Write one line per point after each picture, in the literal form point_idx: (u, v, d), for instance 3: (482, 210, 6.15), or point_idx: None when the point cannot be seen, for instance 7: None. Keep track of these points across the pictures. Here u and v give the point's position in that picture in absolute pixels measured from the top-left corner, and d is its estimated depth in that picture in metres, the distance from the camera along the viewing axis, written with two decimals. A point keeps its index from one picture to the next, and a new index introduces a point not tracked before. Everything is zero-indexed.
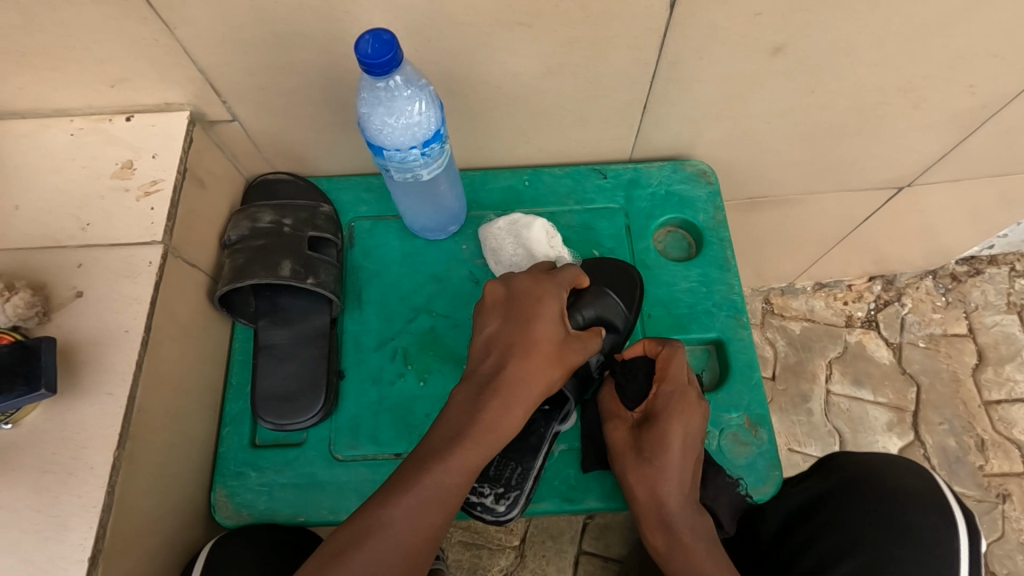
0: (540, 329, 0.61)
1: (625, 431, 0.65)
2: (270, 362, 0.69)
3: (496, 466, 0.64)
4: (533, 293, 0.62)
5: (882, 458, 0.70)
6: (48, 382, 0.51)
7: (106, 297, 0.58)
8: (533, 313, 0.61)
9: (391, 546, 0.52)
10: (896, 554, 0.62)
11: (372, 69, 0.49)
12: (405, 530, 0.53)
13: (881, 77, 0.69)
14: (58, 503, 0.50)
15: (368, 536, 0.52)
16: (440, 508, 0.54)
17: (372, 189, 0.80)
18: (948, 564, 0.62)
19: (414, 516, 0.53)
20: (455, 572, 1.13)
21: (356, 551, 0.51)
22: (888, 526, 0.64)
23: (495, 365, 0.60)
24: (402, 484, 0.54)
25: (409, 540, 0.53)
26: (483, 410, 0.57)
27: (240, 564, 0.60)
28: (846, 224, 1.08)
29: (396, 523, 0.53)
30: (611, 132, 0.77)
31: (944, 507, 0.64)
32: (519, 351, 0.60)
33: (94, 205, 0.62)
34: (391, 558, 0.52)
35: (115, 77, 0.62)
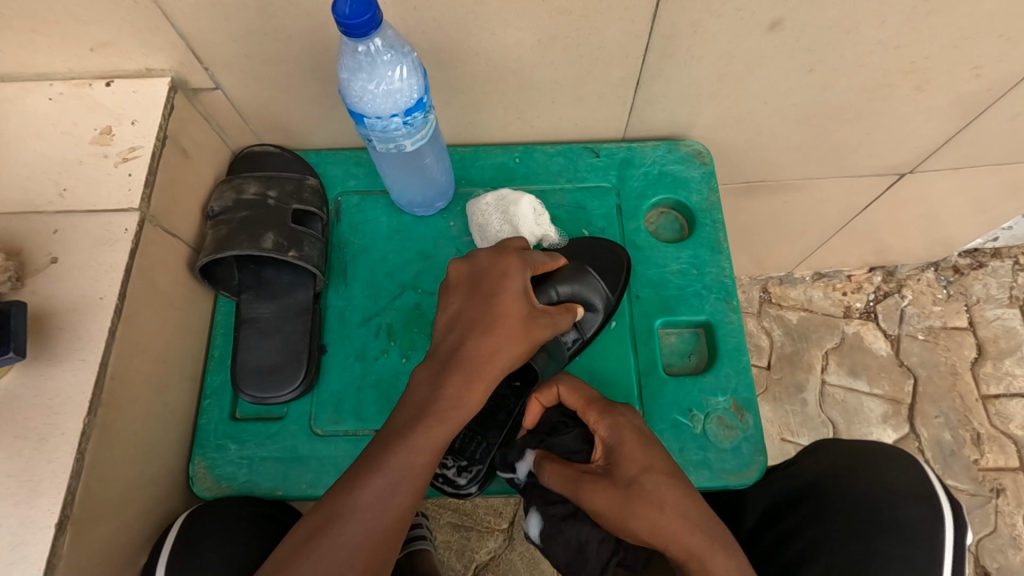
0: (503, 303, 0.59)
1: (604, 486, 0.53)
2: (253, 336, 0.68)
3: (459, 439, 0.64)
4: (498, 268, 0.61)
5: (867, 446, 0.69)
6: (19, 346, 0.49)
7: (81, 265, 0.57)
8: (499, 288, 0.60)
9: (365, 530, 0.50)
10: (881, 547, 0.61)
11: (350, 31, 0.47)
12: (376, 510, 0.51)
13: (884, 56, 0.67)
14: (29, 469, 0.50)
15: (340, 522, 0.50)
16: (412, 487, 0.53)
17: (361, 164, 0.78)
18: (935, 557, 0.60)
19: (385, 497, 0.51)
20: (443, 553, 1.14)
21: (327, 534, 0.50)
22: (872, 518, 0.62)
23: (458, 340, 0.59)
24: (370, 465, 0.53)
25: (383, 522, 0.51)
26: (449, 385, 0.56)
27: (228, 530, 0.61)
28: (846, 211, 1.06)
29: (366, 505, 0.51)
30: (605, 109, 0.75)
31: (931, 498, 0.63)
32: (487, 326, 0.58)
33: (72, 171, 0.61)
34: (365, 539, 0.50)
35: (96, 40, 0.61)
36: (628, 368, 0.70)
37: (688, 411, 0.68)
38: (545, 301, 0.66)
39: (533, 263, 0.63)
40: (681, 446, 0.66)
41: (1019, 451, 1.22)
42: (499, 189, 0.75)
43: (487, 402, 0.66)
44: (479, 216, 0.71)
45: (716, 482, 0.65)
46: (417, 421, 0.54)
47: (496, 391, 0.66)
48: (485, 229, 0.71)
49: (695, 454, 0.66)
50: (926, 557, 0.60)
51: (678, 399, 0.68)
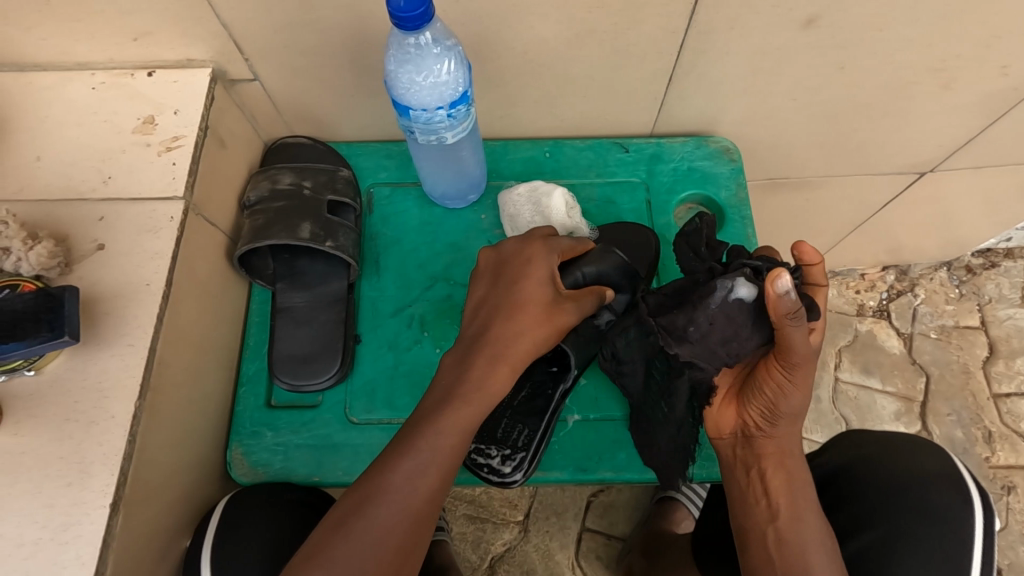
0: (527, 289, 0.59)
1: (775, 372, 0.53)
2: (288, 324, 0.69)
3: (501, 424, 0.67)
4: (522, 256, 0.61)
5: (893, 435, 0.70)
6: (72, 331, 0.50)
7: (127, 251, 0.58)
8: (523, 274, 0.60)
9: (397, 511, 0.51)
10: (909, 529, 0.62)
11: (403, 23, 0.48)
12: (405, 493, 0.52)
13: (914, 55, 0.68)
14: (80, 450, 0.51)
15: (373, 503, 0.51)
16: (441, 469, 0.53)
17: (392, 157, 0.79)
18: (964, 539, 0.61)
19: (414, 479, 0.52)
20: (459, 544, 1.15)
21: (360, 516, 0.51)
22: (901, 502, 0.63)
23: (482, 324, 0.60)
24: (399, 448, 0.53)
25: (413, 503, 0.52)
26: (472, 368, 0.57)
27: (270, 512, 0.61)
28: (864, 210, 1.07)
29: (397, 488, 0.52)
30: (635, 105, 0.76)
31: (959, 483, 0.64)
32: (513, 312, 0.58)
33: (116, 160, 0.62)
34: (398, 520, 0.51)
35: (139, 30, 0.62)
36: None
37: None
38: (572, 285, 0.64)
39: (557, 248, 0.62)
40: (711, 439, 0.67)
41: None
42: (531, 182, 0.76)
43: (526, 390, 0.68)
44: (512, 207, 0.72)
45: None
46: (451, 404, 0.55)
47: (534, 378, 0.68)
48: (517, 220, 0.72)
49: None
50: (956, 541, 0.61)
51: None
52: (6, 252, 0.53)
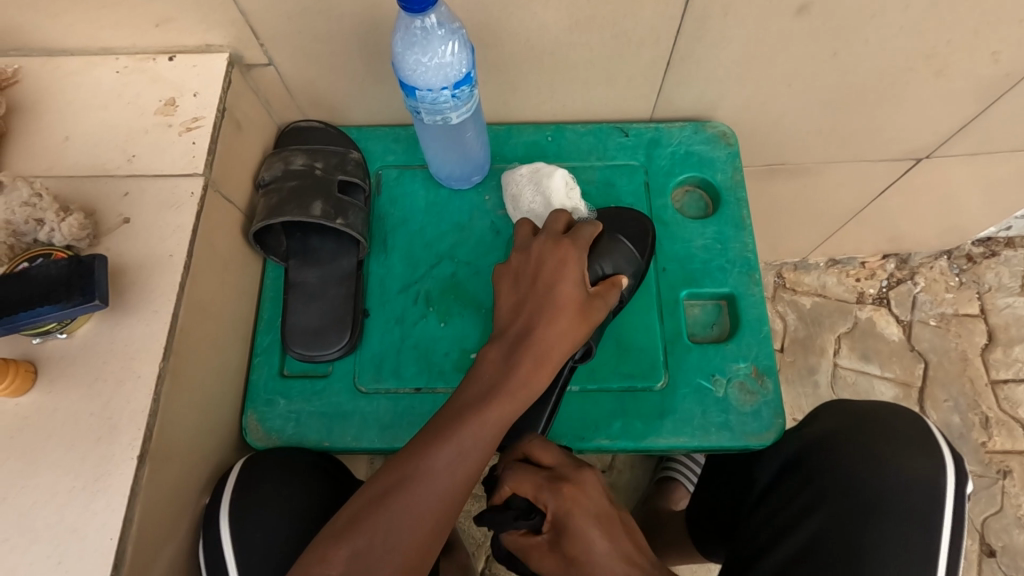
0: (564, 292, 0.62)
1: (550, 558, 0.56)
2: (300, 298, 0.73)
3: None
4: (556, 256, 0.64)
5: (872, 408, 0.73)
6: (102, 294, 0.54)
7: (151, 225, 0.61)
8: (558, 276, 0.63)
9: (437, 493, 0.54)
10: (884, 492, 0.65)
11: (411, 6, 0.51)
12: (447, 477, 0.55)
13: (905, 41, 0.70)
14: (109, 407, 0.55)
15: (415, 482, 0.54)
16: (479, 454, 0.56)
17: (400, 140, 0.82)
18: (936, 503, 0.64)
19: (455, 465, 0.55)
20: (463, 521, 1.18)
21: (403, 496, 0.54)
22: (879, 470, 0.66)
23: (523, 321, 0.62)
24: (439, 435, 0.56)
25: (454, 483, 0.55)
26: (518, 367, 0.59)
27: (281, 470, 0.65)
28: (861, 198, 1.09)
29: (436, 470, 0.55)
30: (635, 90, 0.79)
31: (933, 448, 0.66)
32: (553, 311, 0.61)
33: (139, 139, 0.65)
34: (439, 500, 0.54)
35: (161, 16, 0.65)
36: (655, 336, 0.73)
37: (711, 377, 0.71)
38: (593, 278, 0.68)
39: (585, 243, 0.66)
40: (703, 410, 0.70)
41: None
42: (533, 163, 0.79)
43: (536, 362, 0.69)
44: (513, 188, 0.76)
45: (737, 443, 0.68)
46: (494, 399, 0.58)
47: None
48: (515, 201, 0.75)
49: (717, 417, 0.69)
50: (928, 505, 0.64)
51: (702, 365, 0.72)
52: (39, 224, 0.57)
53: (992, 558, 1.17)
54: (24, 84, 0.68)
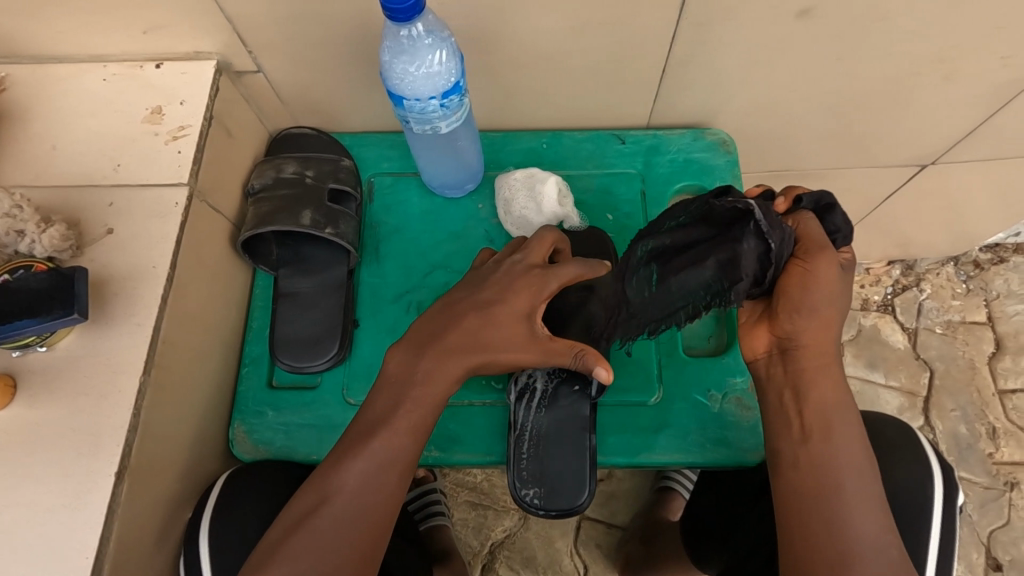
0: (507, 312, 0.59)
1: (794, 286, 0.55)
2: (289, 308, 0.72)
3: (527, 463, 0.65)
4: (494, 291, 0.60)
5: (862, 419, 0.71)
6: (81, 308, 0.53)
7: (135, 235, 0.60)
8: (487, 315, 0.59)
9: (356, 508, 0.54)
10: None
11: (395, 15, 0.50)
12: (365, 490, 0.54)
13: (910, 45, 0.68)
14: (89, 422, 0.54)
15: (327, 503, 0.53)
16: (398, 472, 0.55)
17: (395, 147, 0.81)
18: (924, 512, 0.63)
19: (372, 478, 0.54)
20: (461, 530, 1.17)
21: (324, 510, 0.53)
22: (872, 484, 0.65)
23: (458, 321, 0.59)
24: (352, 449, 0.55)
25: (375, 498, 0.54)
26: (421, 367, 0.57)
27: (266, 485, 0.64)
28: (866, 204, 1.07)
29: (357, 485, 0.54)
30: (632, 96, 0.77)
31: (920, 457, 0.66)
32: (490, 327, 0.59)
33: (126, 148, 0.65)
34: (358, 514, 0.53)
35: (149, 23, 0.64)
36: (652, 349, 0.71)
37: (708, 390, 0.69)
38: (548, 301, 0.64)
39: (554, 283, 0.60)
40: (699, 424, 0.68)
41: None
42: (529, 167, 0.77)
43: (549, 413, 0.66)
44: (526, 183, 0.73)
45: (734, 460, 0.66)
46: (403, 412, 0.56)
47: (558, 404, 0.66)
48: (515, 197, 0.73)
49: (714, 432, 0.67)
50: (918, 518, 0.63)
51: (699, 378, 0.70)
52: (21, 235, 0.56)
53: (999, 572, 1.15)
54: (12, 92, 0.67)
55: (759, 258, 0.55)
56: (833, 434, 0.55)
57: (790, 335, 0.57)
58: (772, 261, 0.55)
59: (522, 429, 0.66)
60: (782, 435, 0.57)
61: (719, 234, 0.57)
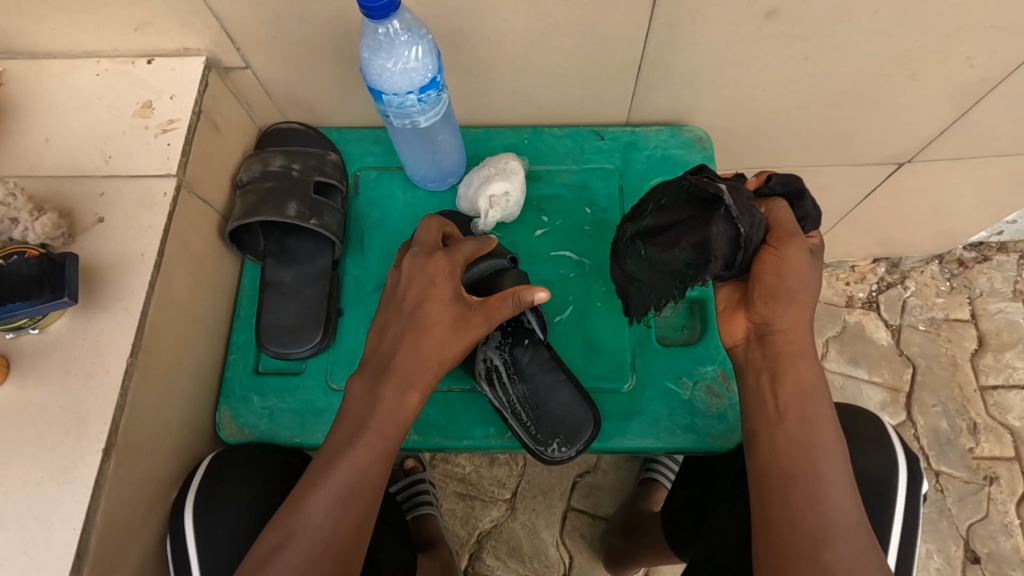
0: (429, 311, 0.62)
1: (765, 269, 0.57)
2: (275, 297, 0.74)
3: (534, 427, 0.67)
4: (410, 309, 0.62)
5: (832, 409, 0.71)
6: (71, 293, 0.55)
7: (124, 224, 0.63)
8: (414, 333, 0.61)
9: (320, 543, 0.55)
10: None
11: (371, 12, 0.52)
12: (329, 525, 0.56)
13: (877, 45, 0.70)
14: (78, 401, 0.56)
15: (290, 542, 0.55)
16: (364, 500, 0.57)
17: (380, 142, 0.83)
18: (888, 503, 0.63)
19: (335, 513, 0.56)
20: (448, 519, 1.19)
21: (289, 546, 0.55)
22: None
23: (392, 346, 0.62)
24: (314, 486, 0.57)
25: (336, 533, 0.56)
26: (381, 397, 0.60)
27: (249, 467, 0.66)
28: (847, 201, 1.09)
29: (322, 520, 0.56)
30: (609, 94, 0.79)
31: (887, 447, 0.65)
32: (419, 337, 0.61)
33: (116, 141, 0.67)
34: (323, 550, 0.55)
35: (139, 21, 0.67)
36: (624, 338, 0.73)
37: (678, 379, 0.71)
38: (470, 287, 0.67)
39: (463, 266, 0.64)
40: (669, 411, 0.70)
41: (1016, 441, 1.24)
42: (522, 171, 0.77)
43: (516, 376, 0.68)
44: (493, 168, 0.74)
45: (701, 445, 0.68)
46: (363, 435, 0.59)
47: (520, 361, 0.69)
48: (477, 169, 0.76)
49: (683, 419, 0.70)
50: (882, 507, 0.63)
51: (670, 367, 0.72)
52: (15, 222, 0.58)
53: (977, 564, 1.17)
54: (9, 86, 0.70)
55: (729, 240, 0.57)
56: (810, 414, 0.56)
57: (767, 321, 0.58)
58: (746, 243, 0.58)
59: (511, 406, 0.67)
60: (759, 416, 0.58)
61: (699, 215, 0.59)
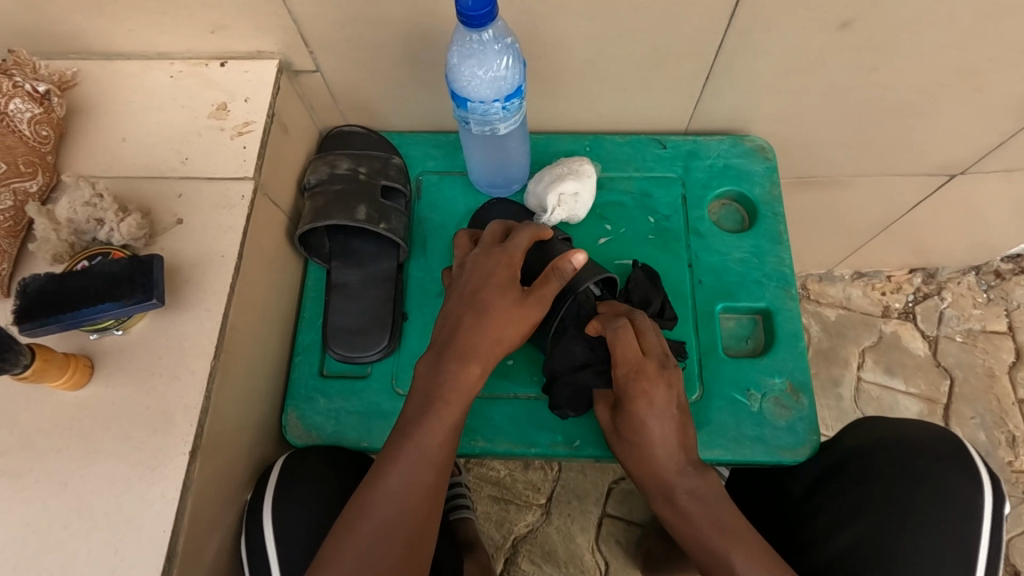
0: (492, 292, 0.63)
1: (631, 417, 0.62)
2: (341, 299, 0.74)
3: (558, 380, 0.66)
4: (477, 288, 0.64)
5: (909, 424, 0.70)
6: (159, 294, 0.55)
7: (203, 225, 0.63)
8: (481, 312, 0.62)
9: (395, 510, 0.56)
10: (925, 507, 0.63)
11: (470, 21, 0.52)
12: (402, 490, 0.57)
13: (947, 57, 0.70)
14: (163, 402, 0.56)
15: (365, 512, 0.56)
16: (431, 468, 0.58)
17: (440, 146, 0.83)
18: (975, 522, 0.62)
19: (410, 479, 0.57)
20: (484, 523, 1.19)
21: (363, 519, 0.55)
22: (918, 481, 0.64)
23: (450, 331, 0.63)
24: (389, 455, 0.58)
25: (412, 499, 0.57)
26: (444, 370, 0.61)
27: (320, 470, 0.66)
28: (891, 212, 1.09)
29: (392, 487, 0.56)
30: (672, 102, 0.79)
31: (971, 466, 0.64)
32: (484, 317, 0.62)
33: (191, 142, 0.67)
34: (398, 517, 0.56)
35: (217, 23, 0.67)
36: (691, 347, 0.74)
37: (746, 390, 0.71)
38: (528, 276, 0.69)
39: (520, 248, 0.65)
40: (738, 422, 0.70)
41: None
42: (592, 173, 0.75)
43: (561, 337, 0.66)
44: (567, 167, 0.74)
45: (770, 457, 0.69)
46: (431, 407, 0.60)
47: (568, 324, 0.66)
48: (551, 166, 0.76)
49: (752, 431, 0.70)
50: (968, 526, 0.62)
51: (737, 378, 0.72)
52: (100, 223, 0.59)
53: None
54: (83, 86, 0.70)
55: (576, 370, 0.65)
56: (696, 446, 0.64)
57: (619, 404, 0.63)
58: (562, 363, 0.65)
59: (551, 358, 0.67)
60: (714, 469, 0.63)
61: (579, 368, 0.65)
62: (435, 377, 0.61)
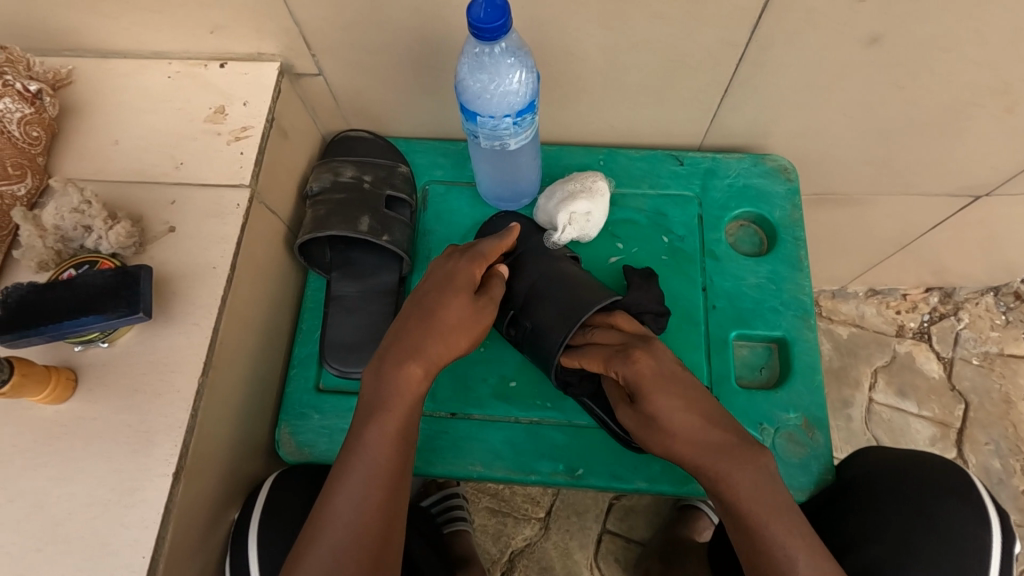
0: (441, 295, 0.61)
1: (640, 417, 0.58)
2: (339, 313, 0.72)
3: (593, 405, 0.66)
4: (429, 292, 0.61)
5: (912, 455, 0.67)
6: (145, 307, 0.53)
7: (195, 235, 0.61)
8: (429, 313, 0.59)
9: (348, 535, 0.52)
10: (930, 548, 0.59)
11: (482, 34, 0.50)
12: (353, 512, 0.53)
13: (981, 76, 0.66)
14: (145, 420, 0.54)
15: (314, 538, 0.52)
16: (381, 486, 0.54)
17: (447, 155, 0.80)
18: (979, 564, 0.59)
19: (358, 500, 0.53)
20: (480, 536, 1.17)
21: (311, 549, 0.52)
22: (923, 518, 0.61)
23: (392, 335, 0.60)
24: (335, 478, 0.54)
25: (364, 519, 0.53)
26: (389, 376, 0.57)
27: (309, 491, 0.64)
28: (909, 232, 1.05)
29: (341, 514, 0.53)
30: (687, 115, 0.76)
31: (974, 500, 0.61)
32: (431, 318, 0.59)
33: (186, 146, 0.65)
34: (348, 546, 0.52)
35: (217, 23, 0.64)
36: (701, 376, 0.71)
37: (759, 425, 0.68)
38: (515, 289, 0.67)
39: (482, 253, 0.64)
40: None
41: None
42: (606, 191, 0.72)
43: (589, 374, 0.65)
44: (579, 184, 0.71)
45: None
46: (375, 418, 0.56)
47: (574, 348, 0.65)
48: (562, 183, 0.73)
49: None
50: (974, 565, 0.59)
51: (748, 410, 0.69)
52: (87, 230, 0.57)
53: None
54: (78, 85, 0.68)
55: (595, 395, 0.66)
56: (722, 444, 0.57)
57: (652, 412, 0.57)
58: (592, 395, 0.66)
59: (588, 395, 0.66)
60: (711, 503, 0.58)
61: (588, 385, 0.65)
62: (379, 383, 0.57)
